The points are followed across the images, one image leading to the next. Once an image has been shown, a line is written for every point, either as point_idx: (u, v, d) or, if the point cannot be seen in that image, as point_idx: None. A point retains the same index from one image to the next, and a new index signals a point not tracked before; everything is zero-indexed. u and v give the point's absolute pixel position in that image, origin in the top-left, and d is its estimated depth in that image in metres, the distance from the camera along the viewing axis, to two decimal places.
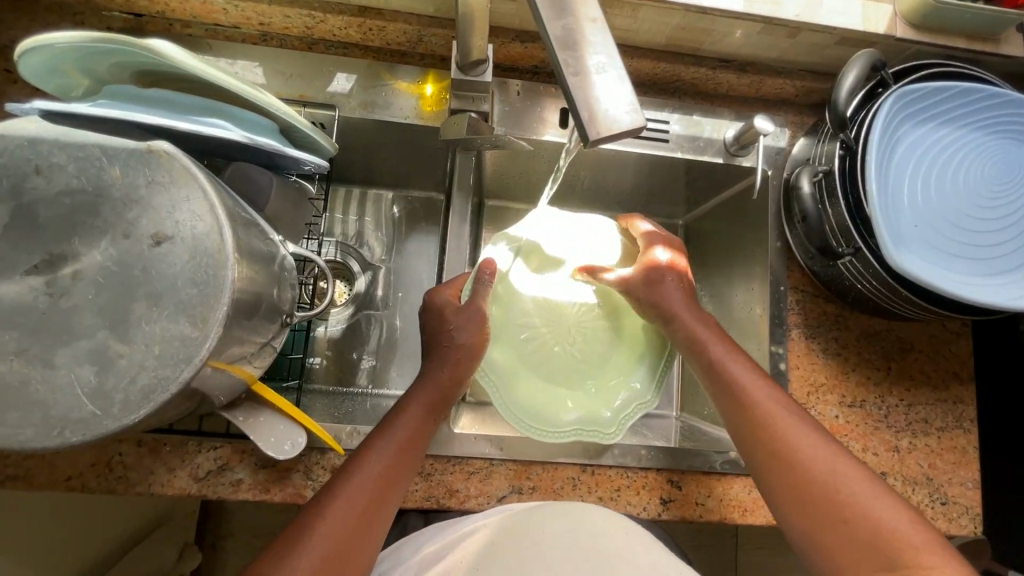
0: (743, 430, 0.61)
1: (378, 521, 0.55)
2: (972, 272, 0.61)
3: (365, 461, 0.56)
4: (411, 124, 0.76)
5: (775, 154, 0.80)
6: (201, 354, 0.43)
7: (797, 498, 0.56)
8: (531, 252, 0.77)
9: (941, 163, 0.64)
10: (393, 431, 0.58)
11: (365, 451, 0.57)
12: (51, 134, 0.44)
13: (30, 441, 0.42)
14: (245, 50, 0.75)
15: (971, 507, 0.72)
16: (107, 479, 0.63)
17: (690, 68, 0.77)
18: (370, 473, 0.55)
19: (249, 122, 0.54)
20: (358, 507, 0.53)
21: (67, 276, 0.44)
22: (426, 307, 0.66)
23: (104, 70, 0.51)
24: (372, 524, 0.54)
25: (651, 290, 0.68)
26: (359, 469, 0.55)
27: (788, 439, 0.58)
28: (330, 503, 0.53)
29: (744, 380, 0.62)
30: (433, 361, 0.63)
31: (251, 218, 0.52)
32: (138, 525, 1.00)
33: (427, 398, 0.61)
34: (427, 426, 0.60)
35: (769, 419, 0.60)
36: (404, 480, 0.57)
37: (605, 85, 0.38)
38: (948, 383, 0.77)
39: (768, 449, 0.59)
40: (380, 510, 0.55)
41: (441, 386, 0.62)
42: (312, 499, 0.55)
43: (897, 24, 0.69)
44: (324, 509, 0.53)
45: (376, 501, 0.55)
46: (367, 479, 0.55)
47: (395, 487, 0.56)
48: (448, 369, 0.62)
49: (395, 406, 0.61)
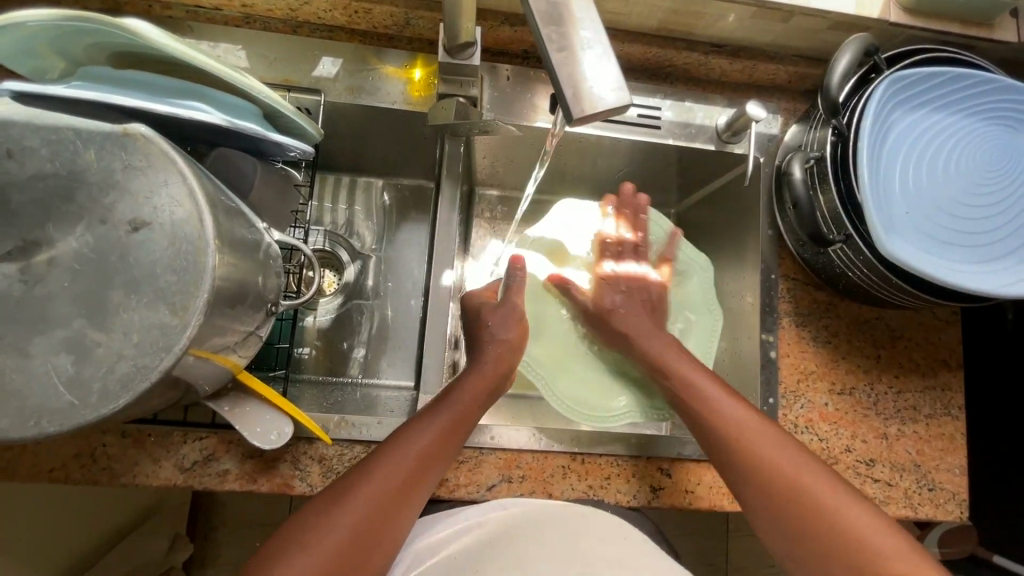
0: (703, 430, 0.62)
1: (411, 505, 0.54)
2: (960, 258, 0.61)
3: (400, 444, 0.56)
4: (399, 109, 0.75)
5: (767, 141, 0.80)
6: (181, 343, 0.42)
7: (773, 517, 0.56)
8: (557, 247, 0.85)
9: (933, 149, 0.64)
10: (436, 418, 0.59)
11: (392, 442, 0.56)
12: (22, 116, 0.42)
13: (6, 432, 0.41)
14: (227, 34, 0.73)
15: (958, 492, 0.73)
16: (91, 471, 0.62)
17: (682, 53, 0.77)
18: (391, 469, 0.54)
19: (232, 107, 0.53)
20: (380, 502, 0.52)
21: (41, 263, 0.43)
22: (466, 307, 0.73)
23: (80, 52, 0.49)
24: (394, 521, 0.53)
25: (602, 316, 0.76)
26: (383, 459, 0.54)
27: (759, 448, 0.58)
28: (351, 493, 0.52)
29: (700, 397, 0.63)
30: (483, 357, 0.67)
31: (233, 204, 0.51)
32: (128, 516, 0.99)
33: (465, 397, 0.61)
34: (473, 414, 0.61)
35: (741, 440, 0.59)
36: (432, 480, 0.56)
37: (590, 62, 0.37)
38: (936, 371, 0.77)
39: (742, 461, 0.58)
40: (404, 507, 0.53)
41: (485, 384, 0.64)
42: (323, 491, 0.53)
43: (891, 9, 0.68)
44: (345, 498, 0.52)
45: (396, 498, 0.53)
46: (391, 475, 0.54)
47: (428, 477, 0.56)
48: (497, 365, 0.67)
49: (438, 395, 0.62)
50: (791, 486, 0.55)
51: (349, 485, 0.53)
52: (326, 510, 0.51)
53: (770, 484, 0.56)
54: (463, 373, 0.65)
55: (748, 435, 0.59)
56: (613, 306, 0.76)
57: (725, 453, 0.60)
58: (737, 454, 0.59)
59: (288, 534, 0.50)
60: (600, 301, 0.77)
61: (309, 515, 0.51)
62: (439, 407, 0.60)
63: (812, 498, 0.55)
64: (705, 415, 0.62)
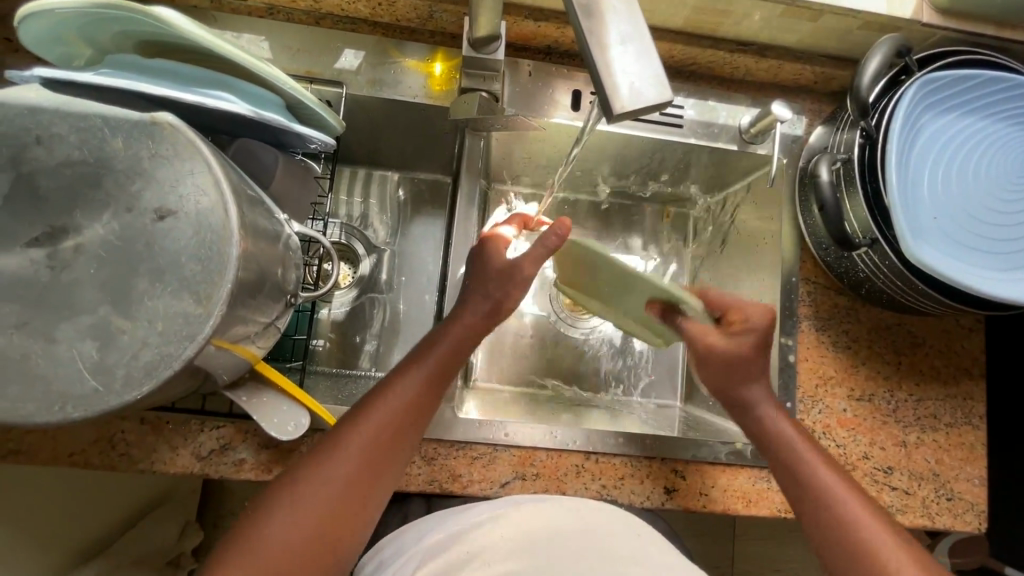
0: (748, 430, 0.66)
1: (403, 450, 0.56)
2: (987, 263, 0.60)
3: (389, 392, 0.57)
4: (419, 103, 0.75)
5: (791, 142, 0.79)
6: (206, 332, 0.42)
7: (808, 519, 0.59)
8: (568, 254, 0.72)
9: (963, 152, 0.62)
10: (424, 360, 0.60)
11: (376, 398, 0.57)
12: (51, 103, 0.43)
13: (31, 416, 0.41)
14: (252, 24, 0.73)
15: (977, 503, 0.72)
16: (110, 456, 0.63)
17: (707, 51, 0.76)
18: (378, 426, 0.55)
19: (256, 97, 0.53)
20: (371, 450, 0.53)
21: (68, 249, 0.43)
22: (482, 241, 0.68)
23: (108, 40, 0.49)
24: (380, 475, 0.54)
25: (760, 345, 0.67)
26: (367, 416, 0.55)
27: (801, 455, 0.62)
28: (341, 444, 0.53)
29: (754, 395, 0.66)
30: (469, 303, 0.64)
31: (257, 195, 0.51)
32: (144, 500, 1.01)
33: (452, 340, 0.62)
34: (465, 350, 0.63)
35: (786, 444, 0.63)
36: (415, 433, 0.57)
37: (628, 58, 0.37)
38: (958, 379, 0.76)
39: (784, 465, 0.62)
40: (393, 457, 0.55)
41: (472, 331, 0.63)
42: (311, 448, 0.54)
43: (924, 9, 0.67)
44: (334, 452, 0.52)
45: (382, 451, 0.54)
46: (375, 431, 0.54)
47: (419, 419, 0.57)
48: (478, 306, 0.64)
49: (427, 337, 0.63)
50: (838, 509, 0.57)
51: (331, 447, 0.53)
52: (312, 466, 0.52)
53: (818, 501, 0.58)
54: (448, 321, 0.63)
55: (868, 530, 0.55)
56: (765, 342, 0.67)
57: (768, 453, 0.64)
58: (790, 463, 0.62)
59: (272, 490, 0.51)
60: (723, 347, 0.67)
61: (292, 473, 0.52)
62: (424, 359, 0.60)
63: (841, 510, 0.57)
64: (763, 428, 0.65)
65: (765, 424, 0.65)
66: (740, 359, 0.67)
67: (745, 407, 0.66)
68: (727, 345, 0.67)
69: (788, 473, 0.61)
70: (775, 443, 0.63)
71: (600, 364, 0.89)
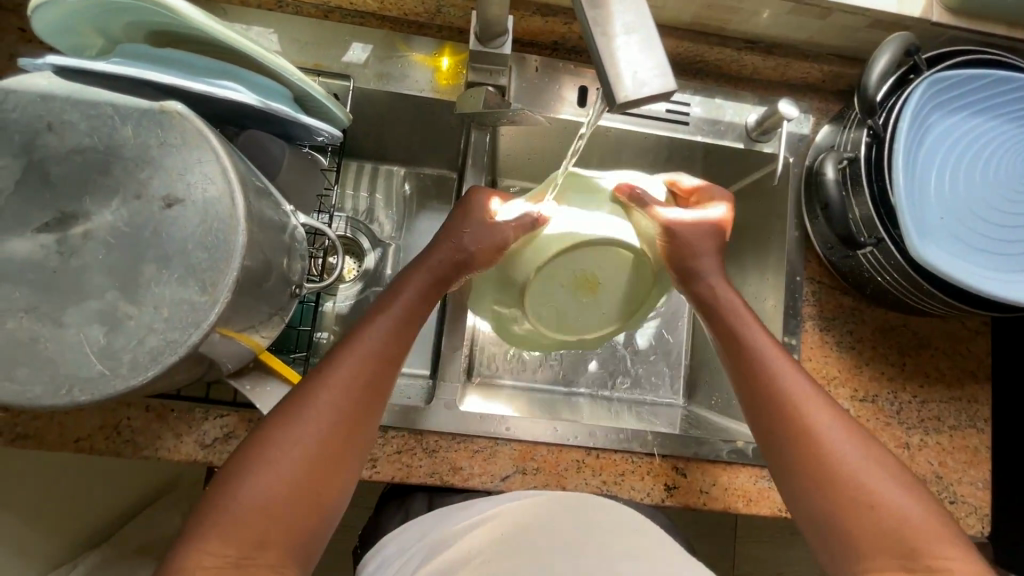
0: (738, 372, 0.61)
1: (374, 405, 0.54)
2: (993, 264, 0.60)
3: (359, 345, 0.56)
4: (426, 98, 0.75)
5: (798, 141, 0.78)
6: (211, 319, 0.43)
7: (801, 478, 0.54)
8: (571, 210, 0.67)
9: (970, 152, 0.62)
10: (391, 311, 0.59)
11: (344, 352, 0.55)
12: (64, 91, 0.44)
13: (39, 399, 0.42)
14: (261, 17, 0.74)
15: (980, 506, 0.72)
16: (115, 443, 0.63)
17: (715, 49, 0.75)
18: (346, 380, 0.53)
19: (264, 88, 0.53)
20: (343, 406, 0.52)
21: (78, 235, 0.43)
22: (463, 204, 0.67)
23: (119, 30, 0.50)
24: (352, 431, 0.52)
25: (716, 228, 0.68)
26: (338, 367, 0.54)
27: (795, 402, 0.57)
28: (310, 402, 0.51)
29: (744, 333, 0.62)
30: (434, 247, 0.65)
31: (263, 185, 0.52)
32: (156, 484, 1.02)
33: (419, 287, 0.62)
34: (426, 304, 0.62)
35: (779, 392, 0.58)
36: (385, 387, 0.56)
37: (632, 47, 0.37)
38: (963, 382, 0.76)
39: (773, 415, 0.57)
40: (365, 413, 0.54)
41: (437, 273, 0.63)
42: (278, 406, 0.52)
43: (933, 9, 0.67)
44: (304, 410, 0.51)
45: (353, 406, 0.53)
46: (345, 386, 0.53)
47: (387, 372, 0.56)
48: (445, 253, 0.64)
49: (390, 288, 0.62)
50: (841, 463, 0.53)
51: (297, 408, 0.51)
52: (278, 428, 0.50)
53: (817, 456, 0.54)
54: (410, 267, 0.64)
55: (805, 403, 0.57)
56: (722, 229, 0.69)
57: (756, 401, 0.59)
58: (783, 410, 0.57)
59: (240, 456, 0.49)
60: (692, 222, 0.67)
61: (260, 435, 0.50)
62: (391, 305, 0.60)
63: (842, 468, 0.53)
64: (753, 369, 0.60)
65: (712, 295, 0.66)
66: (701, 233, 0.67)
67: (696, 277, 0.67)
68: (695, 223, 0.67)
69: (772, 415, 0.57)
70: (757, 376, 0.59)
71: (602, 361, 0.89)
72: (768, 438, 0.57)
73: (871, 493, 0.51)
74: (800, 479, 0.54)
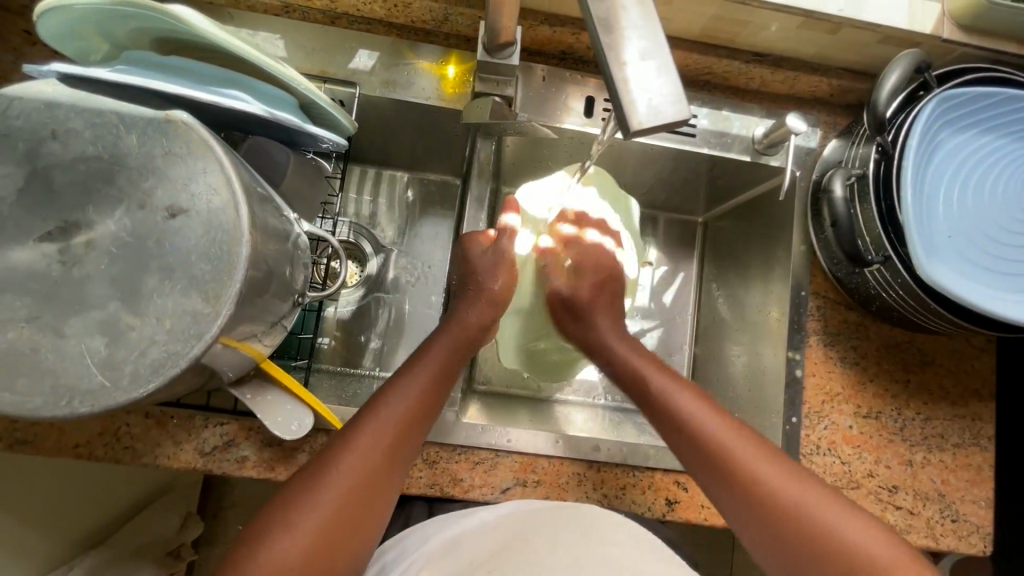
0: (673, 440, 0.59)
1: (393, 468, 0.53)
2: (1001, 285, 0.59)
3: (376, 410, 0.55)
4: (432, 105, 0.75)
5: (805, 155, 0.78)
6: (213, 331, 0.42)
7: (772, 539, 0.51)
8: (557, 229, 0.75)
9: (979, 172, 0.62)
10: (411, 373, 0.58)
11: (368, 412, 0.54)
12: (69, 98, 0.43)
13: (39, 410, 0.41)
14: (267, 22, 0.73)
15: (982, 525, 0.71)
16: (114, 449, 0.63)
17: (723, 61, 0.75)
18: (369, 445, 0.52)
19: (270, 97, 0.53)
20: (359, 475, 0.50)
21: (80, 244, 0.43)
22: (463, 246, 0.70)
23: (123, 35, 0.49)
24: (374, 494, 0.51)
25: (598, 290, 0.72)
26: (360, 433, 0.52)
27: (740, 460, 0.54)
28: (329, 470, 0.50)
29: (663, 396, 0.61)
30: (462, 303, 0.67)
31: (266, 193, 0.51)
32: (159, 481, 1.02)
33: (441, 355, 0.61)
34: (450, 369, 0.61)
35: (722, 453, 0.55)
36: (405, 451, 0.54)
37: (648, 72, 0.36)
38: (968, 399, 0.75)
39: (719, 477, 0.55)
40: (386, 477, 0.52)
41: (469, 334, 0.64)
42: (297, 477, 0.51)
43: (944, 26, 0.66)
44: (321, 480, 0.50)
45: (369, 473, 0.51)
46: (364, 452, 0.51)
47: (410, 436, 0.55)
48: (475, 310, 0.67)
49: (414, 353, 0.61)
50: (801, 517, 0.50)
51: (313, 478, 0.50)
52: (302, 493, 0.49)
53: (775, 514, 0.51)
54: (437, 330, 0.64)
55: (748, 461, 0.54)
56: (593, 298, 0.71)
57: (698, 469, 0.56)
58: (730, 474, 0.54)
59: (261, 520, 0.48)
60: (571, 291, 0.71)
61: (275, 504, 0.49)
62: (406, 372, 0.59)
63: (809, 521, 0.50)
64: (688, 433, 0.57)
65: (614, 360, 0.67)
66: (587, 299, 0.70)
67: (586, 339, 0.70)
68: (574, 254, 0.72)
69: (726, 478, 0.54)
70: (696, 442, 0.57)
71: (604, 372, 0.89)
72: (721, 502, 0.55)
73: (847, 544, 0.48)
74: (765, 545, 0.51)
